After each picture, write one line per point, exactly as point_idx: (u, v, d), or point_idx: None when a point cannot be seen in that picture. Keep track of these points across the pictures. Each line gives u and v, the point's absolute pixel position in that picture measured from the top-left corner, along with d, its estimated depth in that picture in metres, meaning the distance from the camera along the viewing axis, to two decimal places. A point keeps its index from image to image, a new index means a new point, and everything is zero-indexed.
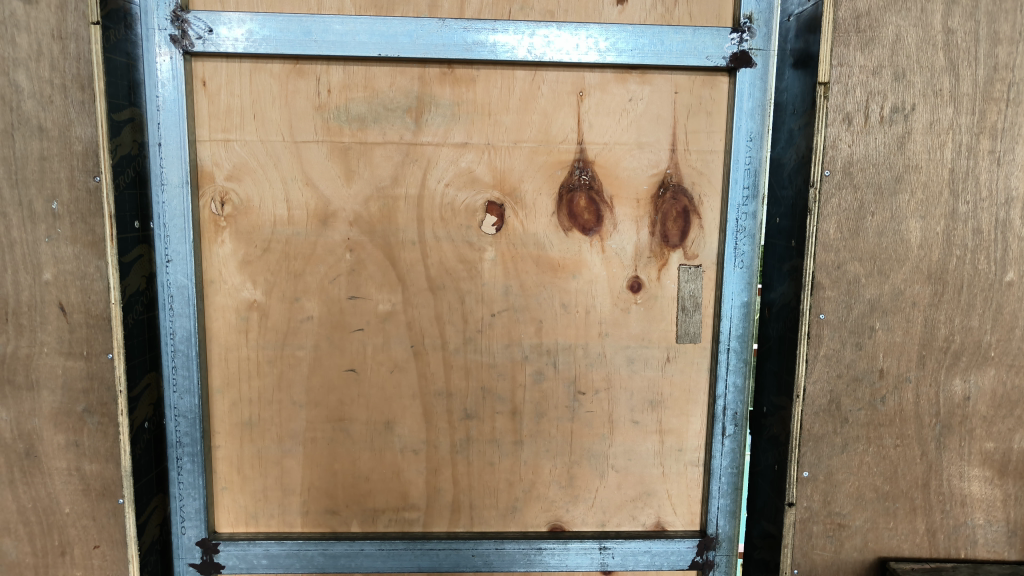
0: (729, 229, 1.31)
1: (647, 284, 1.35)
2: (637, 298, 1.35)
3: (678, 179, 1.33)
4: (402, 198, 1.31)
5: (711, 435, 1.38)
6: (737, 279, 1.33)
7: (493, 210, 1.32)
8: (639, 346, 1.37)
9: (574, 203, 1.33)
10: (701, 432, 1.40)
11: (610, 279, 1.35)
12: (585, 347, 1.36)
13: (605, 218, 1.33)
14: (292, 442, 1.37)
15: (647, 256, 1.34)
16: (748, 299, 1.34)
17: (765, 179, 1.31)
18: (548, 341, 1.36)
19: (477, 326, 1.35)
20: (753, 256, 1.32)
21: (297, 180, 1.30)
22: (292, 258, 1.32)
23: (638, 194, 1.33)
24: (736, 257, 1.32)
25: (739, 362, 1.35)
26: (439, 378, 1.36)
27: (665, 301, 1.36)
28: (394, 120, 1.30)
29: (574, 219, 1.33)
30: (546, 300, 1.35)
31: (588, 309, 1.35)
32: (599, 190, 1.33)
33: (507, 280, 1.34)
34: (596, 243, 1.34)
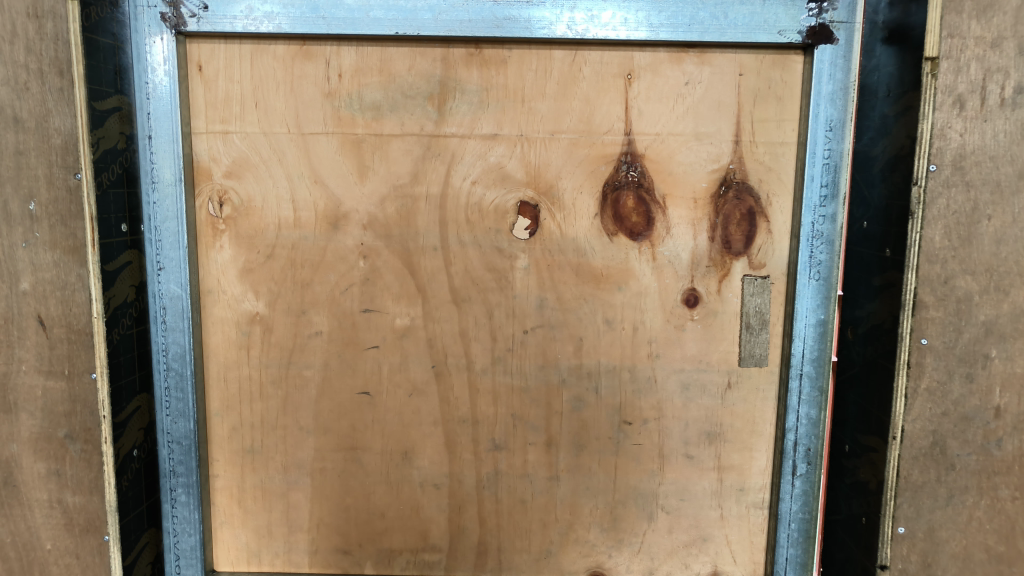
0: (802, 236, 1.12)
1: (705, 298, 1.17)
2: (694, 314, 1.17)
3: (742, 175, 1.14)
4: (423, 198, 1.15)
5: (779, 474, 1.18)
6: (812, 292, 1.13)
7: (527, 211, 1.15)
8: (695, 369, 1.18)
9: (620, 203, 1.15)
10: (768, 470, 1.20)
11: (662, 292, 1.16)
12: (632, 369, 1.18)
13: (656, 220, 1.15)
14: (298, 472, 1.21)
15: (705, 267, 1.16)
16: (824, 317, 1.13)
17: (848, 175, 1.10)
18: (590, 363, 1.18)
19: (508, 345, 1.18)
20: (832, 266, 1.12)
21: (304, 177, 1.15)
22: (298, 266, 1.17)
23: (696, 192, 1.14)
24: (811, 267, 1.12)
25: (815, 391, 1.15)
26: (463, 404, 1.19)
27: (726, 318, 1.17)
28: (413, 108, 1.13)
29: (620, 222, 1.15)
30: (587, 316, 1.17)
31: (636, 326, 1.17)
32: (650, 189, 1.14)
33: (542, 292, 1.17)
34: (646, 250, 1.15)
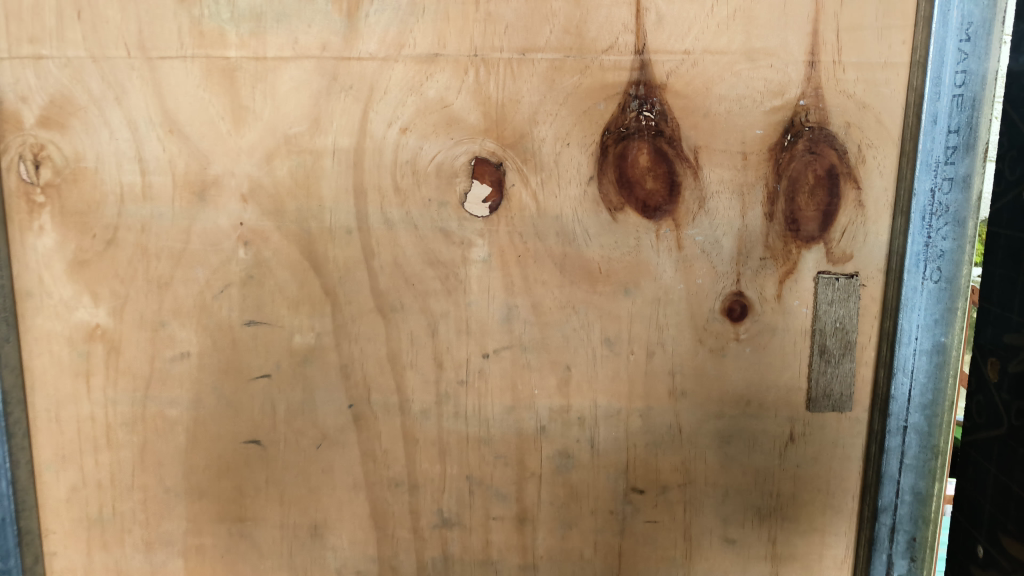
0: (914, 213, 0.73)
1: (757, 308, 0.77)
2: (740, 331, 0.78)
3: (819, 117, 0.73)
4: (329, 155, 0.76)
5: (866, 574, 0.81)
6: (926, 302, 0.75)
7: (485, 173, 0.75)
8: (742, 415, 0.80)
9: (626, 162, 0.74)
10: (846, 564, 0.82)
11: (690, 298, 0.77)
12: (644, 414, 0.80)
13: (683, 187, 0.75)
14: (165, 552, 0.85)
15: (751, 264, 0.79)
16: (943, 340, 0.76)
17: (992, 111, 0.71)
18: (581, 404, 0.80)
19: (461, 376, 0.80)
20: (960, 259, 0.74)
21: (154, 124, 0.77)
22: (152, 258, 0.80)
23: (746, 143, 0.74)
24: (926, 264, 0.75)
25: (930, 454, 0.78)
26: (396, 459, 0.82)
27: (789, 338, 0.78)
28: (310, 15, 0.74)
29: (628, 190, 0.75)
30: (577, 335, 0.78)
31: (652, 350, 0.79)
32: (674, 138, 0.74)
33: (510, 299, 0.78)
34: (669, 232, 0.76)
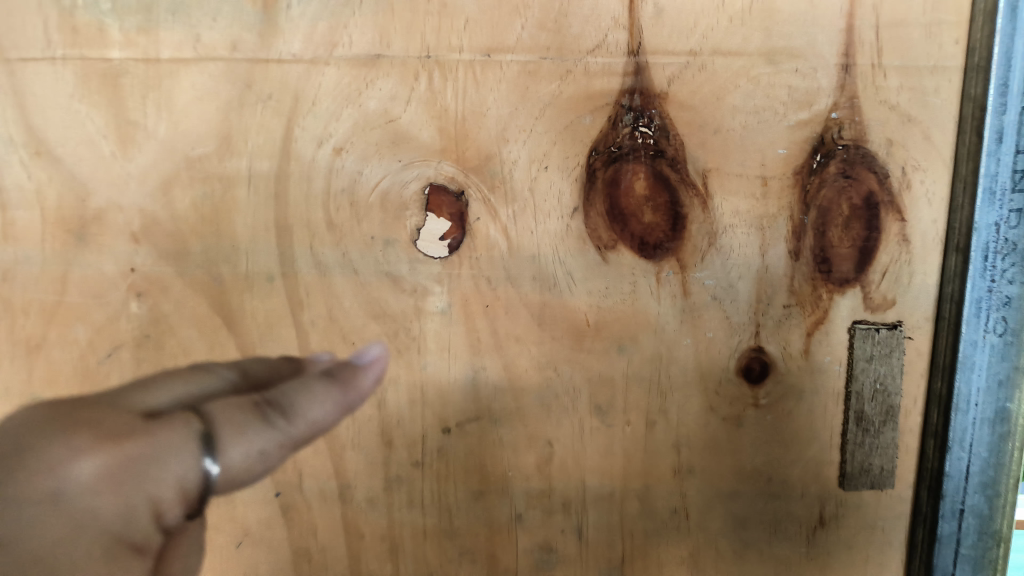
0: (977, 252, 0.60)
1: (780, 366, 0.63)
2: (760, 395, 0.64)
3: (854, 133, 0.59)
4: (243, 182, 0.60)
5: None
6: (987, 360, 0.62)
7: (441, 204, 0.60)
8: (761, 494, 0.65)
9: (619, 189, 0.60)
10: None
11: (699, 355, 0.62)
12: (642, 495, 0.65)
13: (689, 220, 0.60)
14: None
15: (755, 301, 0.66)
16: (1006, 405, 0.62)
17: None
18: (565, 486, 0.64)
19: (416, 455, 0.64)
20: None
21: (17, 146, 0.60)
22: (18, 314, 0.62)
23: (766, 165, 0.60)
24: (987, 313, 0.61)
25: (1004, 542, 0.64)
26: (337, 559, 0.66)
27: (819, 402, 0.64)
28: (215, 6, 0.58)
29: (622, 224, 0.60)
30: (559, 402, 0.63)
31: (652, 419, 0.63)
32: (677, 160, 0.59)
33: (476, 360, 0.62)
34: (672, 275, 0.61)
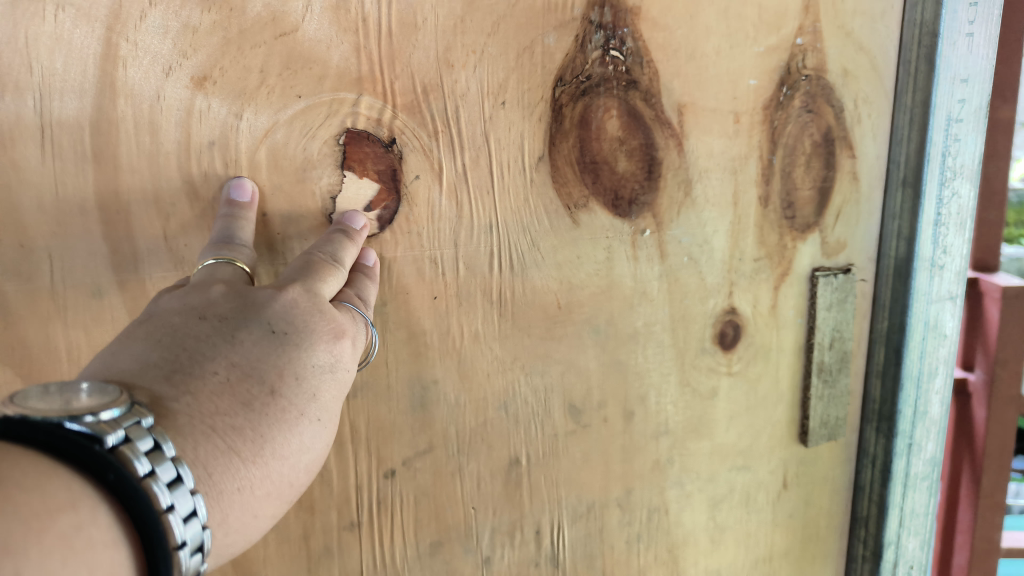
0: (922, 196, 0.56)
1: (750, 325, 0.56)
2: (733, 362, 0.56)
3: (816, 61, 0.53)
4: (35, 136, 0.35)
5: None
6: (927, 310, 0.59)
7: (361, 161, 0.41)
8: (733, 471, 0.58)
9: (589, 131, 0.47)
10: None
11: (676, 327, 0.53)
12: (620, 502, 0.54)
13: (663, 166, 0.50)
14: None
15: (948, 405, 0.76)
16: (942, 351, 0.60)
17: (982, 59, 0.55)
18: (537, 513, 0.51)
19: (350, 516, 0.46)
20: (962, 250, 0.58)
21: None
22: None
23: (738, 98, 0.51)
24: (932, 258, 0.58)
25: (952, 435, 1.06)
26: None
27: (783, 359, 0.58)
28: None
29: (591, 176, 0.47)
30: (528, 410, 0.49)
31: (630, 409, 0.53)
32: (651, 92, 0.48)
33: (424, 372, 0.45)
34: (648, 235, 0.50)
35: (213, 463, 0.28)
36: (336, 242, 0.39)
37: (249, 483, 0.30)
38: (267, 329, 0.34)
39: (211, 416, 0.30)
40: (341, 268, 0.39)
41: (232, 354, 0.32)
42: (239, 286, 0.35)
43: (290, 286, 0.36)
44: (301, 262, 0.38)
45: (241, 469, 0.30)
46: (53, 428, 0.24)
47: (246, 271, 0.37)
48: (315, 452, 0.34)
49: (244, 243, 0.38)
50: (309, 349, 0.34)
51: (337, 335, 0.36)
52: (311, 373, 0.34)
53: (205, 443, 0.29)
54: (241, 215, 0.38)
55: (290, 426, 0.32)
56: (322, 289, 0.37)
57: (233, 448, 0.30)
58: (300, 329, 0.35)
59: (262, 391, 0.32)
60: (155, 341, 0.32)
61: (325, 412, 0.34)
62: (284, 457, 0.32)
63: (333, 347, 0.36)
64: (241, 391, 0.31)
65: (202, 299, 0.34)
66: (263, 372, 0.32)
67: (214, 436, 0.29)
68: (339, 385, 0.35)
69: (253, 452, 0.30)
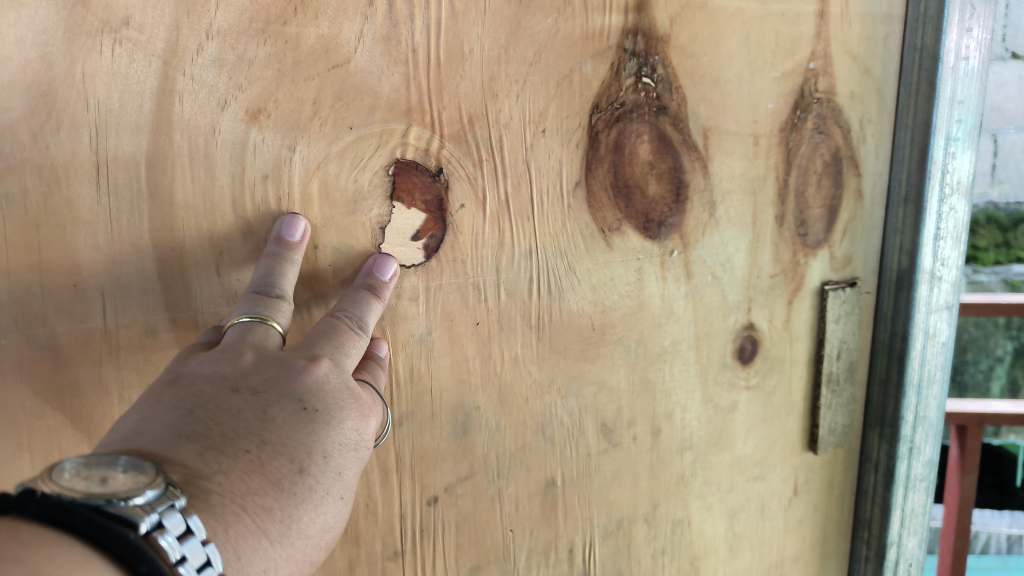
0: (923, 211, 0.58)
1: (766, 340, 0.58)
2: (751, 376, 0.58)
3: (827, 84, 0.55)
4: (91, 175, 0.34)
5: None
6: (928, 323, 0.60)
7: (410, 191, 0.41)
8: (750, 481, 0.60)
9: (623, 156, 0.47)
10: None
11: (699, 344, 0.54)
12: (649, 517, 0.55)
13: (690, 189, 0.51)
14: None
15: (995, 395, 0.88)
16: (942, 360, 0.61)
17: (977, 78, 0.56)
18: (572, 531, 0.52)
19: (394, 545, 0.46)
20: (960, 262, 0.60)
21: None
22: None
23: (757, 121, 0.53)
24: (932, 272, 0.59)
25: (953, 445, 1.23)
26: None
27: (795, 371, 0.60)
28: None
29: (624, 200, 0.48)
30: (564, 430, 0.50)
31: (658, 426, 0.54)
32: (679, 117, 0.49)
33: (466, 398, 0.46)
34: (676, 255, 0.51)
35: (242, 546, 0.30)
36: (361, 301, 0.39)
37: (276, 564, 0.31)
38: (299, 405, 0.35)
39: (243, 497, 0.31)
40: (363, 334, 0.39)
41: (264, 430, 0.33)
42: (272, 355, 0.36)
43: (321, 357, 0.37)
44: (326, 326, 0.38)
45: (269, 550, 0.31)
46: (90, 513, 0.25)
47: (280, 334, 0.37)
48: (336, 527, 0.35)
49: (283, 293, 0.38)
50: (337, 427, 0.35)
51: (363, 411, 0.37)
52: (338, 452, 0.35)
53: (237, 524, 0.30)
54: (287, 258, 0.38)
55: (314, 506, 0.34)
56: (346, 364, 0.38)
57: (262, 528, 0.31)
58: (331, 406, 0.36)
59: (291, 470, 0.33)
60: (191, 413, 0.33)
61: (348, 489, 0.36)
62: (307, 536, 0.33)
63: (359, 424, 0.37)
64: (272, 470, 0.32)
65: (235, 368, 0.35)
66: (294, 450, 0.34)
67: (245, 516, 0.31)
68: (361, 460, 0.37)
69: (280, 532, 0.32)
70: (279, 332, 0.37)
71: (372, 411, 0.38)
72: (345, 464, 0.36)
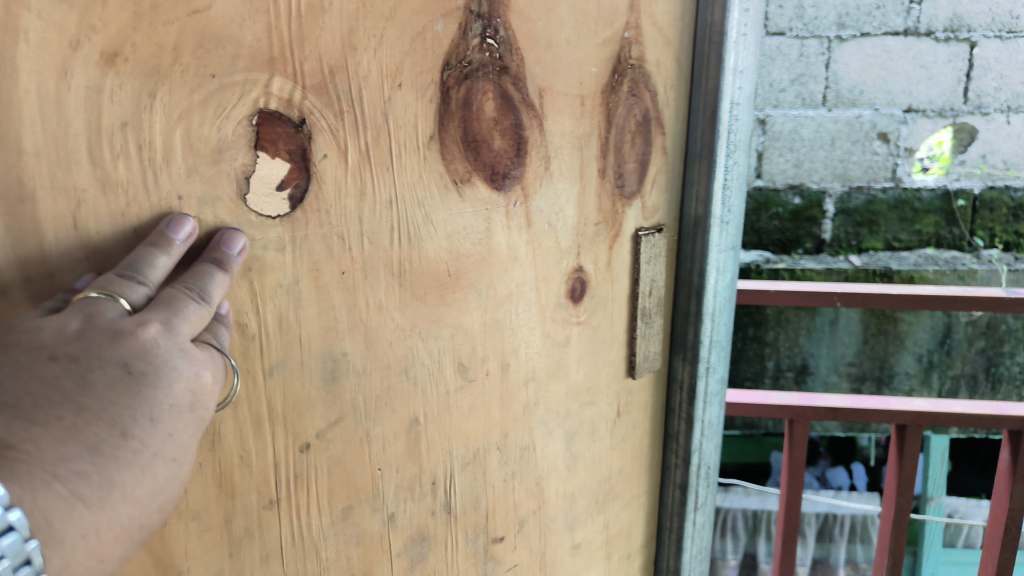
0: (715, 162, 0.67)
1: (593, 281, 0.65)
2: (580, 314, 0.65)
3: (639, 52, 0.62)
4: None
5: (661, 520, 0.82)
6: (720, 258, 0.71)
7: (275, 143, 0.41)
8: (582, 407, 0.68)
9: (472, 113, 0.51)
10: (651, 513, 0.82)
11: (540, 287, 0.60)
12: (500, 446, 0.61)
13: (529, 144, 0.56)
14: None
15: (854, 396, 1.40)
16: (731, 288, 0.73)
17: (751, 49, 0.66)
18: (435, 465, 0.56)
19: (269, 494, 0.46)
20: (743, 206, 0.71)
21: None
22: None
23: (583, 84, 0.59)
24: (723, 212, 0.69)
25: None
26: None
27: (615, 308, 0.68)
28: None
29: (474, 155, 0.52)
30: (424, 370, 0.53)
31: (507, 362, 0.59)
32: (519, 77, 0.53)
33: (334, 345, 0.47)
34: (518, 206, 0.56)
35: (53, 512, 0.33)
36: (204, 275, 0.39)
37: (94, 529, 0.34)
38: (122, 370, 0.36)
39: (54, 468, 0.33)
40: (205, 305, 0.39)
41: (84, 395, 0.35)
42: (98, 324, 0.36)
43: (149, 321, 0.37)
44: (169, 298, 0.38)
45: (85, 514, 0.34)
46: None
47: (125, 311, 0.37)
48: (173, 485, 0.38)
49: (145, 279, 0.38)
50: (165, 389, 0.37)
51: (198, 370, 0.39)
52: (167, 414, 0.37)
53: (46, 493, 0.33)
54: (154, 250, 0.38)
55: (141, 469, 0.36)
56: (183, 330, 0.38)
57: (77, 494, 0.34)
58: (159, 368, 0.37)
59: (113, 434, 0.35)
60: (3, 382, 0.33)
61: (183, 450, 0.38)
62: (134, 498, 0.36)
63: (193, 382, 0.38)
64: (89, 437, 0.34)
65: (54, 335, 0.35)
66: (116, 414, 0.35)
67: (55, 483, 0.33)
68: (199, 419, 0.39)
69: (98, 498, 0.34)
70: (127, 309, 0.37)
71: (210, 368, 0.39)
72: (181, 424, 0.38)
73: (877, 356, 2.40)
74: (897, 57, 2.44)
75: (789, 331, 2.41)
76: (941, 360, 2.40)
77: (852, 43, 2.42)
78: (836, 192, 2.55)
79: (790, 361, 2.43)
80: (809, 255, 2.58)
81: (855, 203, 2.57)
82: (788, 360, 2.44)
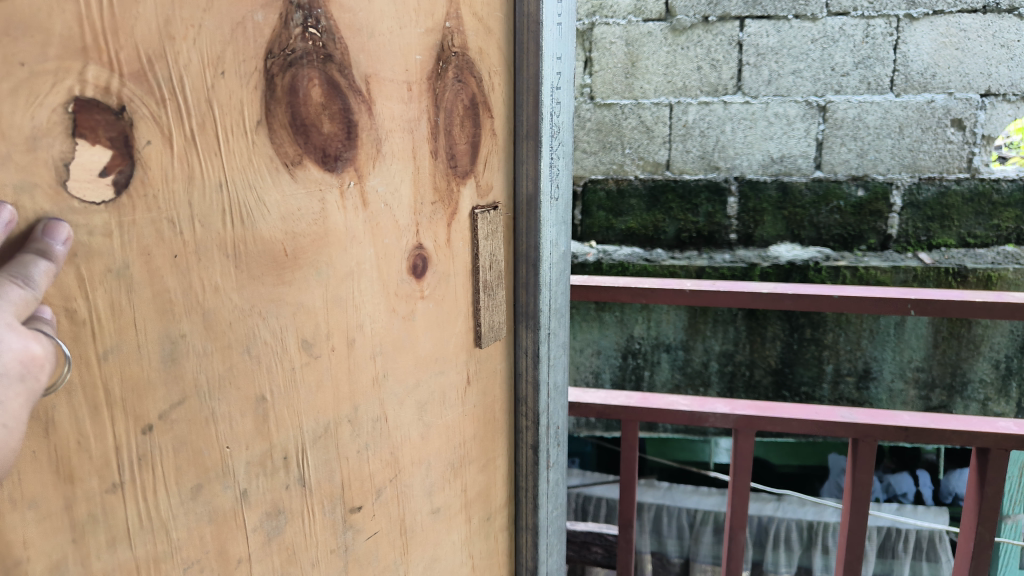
0: (541, 145, 0.75)
1: (433, 257, 0.69)
2: (424, 288, 0.69)
3: (461, 41, 0.67)
4: None
5: (516, 480, 0.88)
6: (551, 230, 0.79)
7: (95, 129, 0.42)
8: (431, 375, 0.72)
9: (300, 99, 0.53)
10: (508, 476, 0.87)
11: (380, 263, 0.63)
12: (351, 419, 0.64)
13: (359, 128, 0.59)
14: None
15: (927, 415, 1.34)
16: (563, 257, 0.82)
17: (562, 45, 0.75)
18: (285, 440, 0.58)
19: (112, 477, 0.47)
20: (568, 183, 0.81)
21: None
22: None
23: (409, 70, 0.62)
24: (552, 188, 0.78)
25: None
26: None
27: (457, 283, 0.73)
28: None
29: (303, 138, 0.54)
30: (267, 348, 0.55)
31: (352, 337, 0.62)
32: (344, 64, 0.56)
33: (171, 328, 0.48)
34: (352, 186, 0.59)
35: None
36: (25, 259, 0.40)
37: None
38: None
39: None
40: (30, 289, 0.40)
41: None
42: None
43: None
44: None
45: None
46: None
47: None
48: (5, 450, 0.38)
49: None
50: None
51: (26, 344, 0.40)
52: None
53: None
54: None
55: None
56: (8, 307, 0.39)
57: None
58: None
59: None
60: None
61: (12, 417, 0.39)
62: None
63: (23, 354, 0.39)
64: None
65: None
66: None
67: None
68: (27, 389, 0.40)
69: None
70: None
71: (40, 345, 0.40)
72: (8, 393, 0.39)
73: (948, 363, 2.56)
74: (975, 36, 2.51)
75: (849, 334, 2.62)
76: (1020, 368, 2.55)
77: (923, 22, 2.52)
78: (905, 184, 2.64)
79: (851, 366, 2.65)
80: (874, 251, 2.70)
81: (926, 195, 2.64)
82: (847, 365, 2.65)
